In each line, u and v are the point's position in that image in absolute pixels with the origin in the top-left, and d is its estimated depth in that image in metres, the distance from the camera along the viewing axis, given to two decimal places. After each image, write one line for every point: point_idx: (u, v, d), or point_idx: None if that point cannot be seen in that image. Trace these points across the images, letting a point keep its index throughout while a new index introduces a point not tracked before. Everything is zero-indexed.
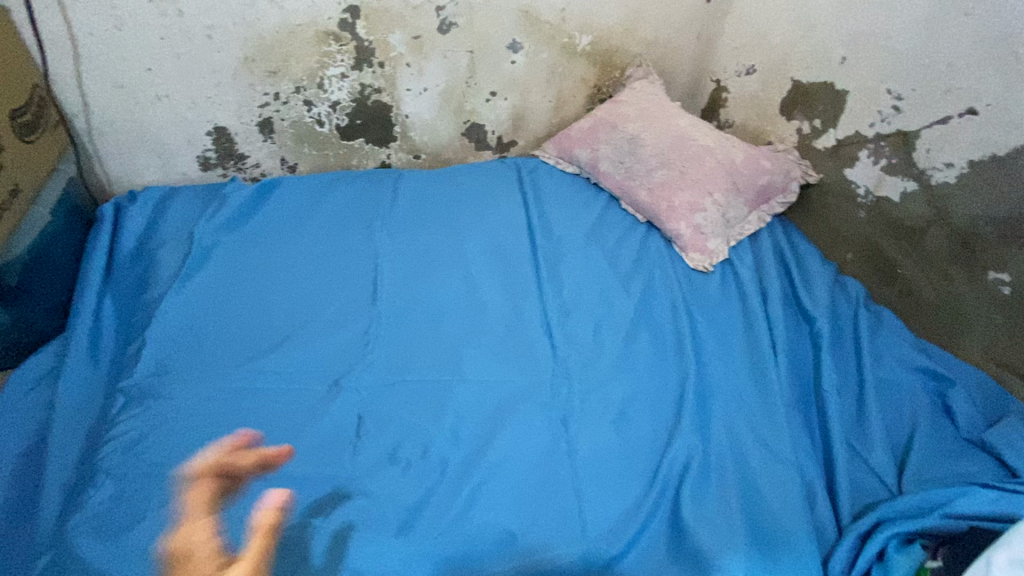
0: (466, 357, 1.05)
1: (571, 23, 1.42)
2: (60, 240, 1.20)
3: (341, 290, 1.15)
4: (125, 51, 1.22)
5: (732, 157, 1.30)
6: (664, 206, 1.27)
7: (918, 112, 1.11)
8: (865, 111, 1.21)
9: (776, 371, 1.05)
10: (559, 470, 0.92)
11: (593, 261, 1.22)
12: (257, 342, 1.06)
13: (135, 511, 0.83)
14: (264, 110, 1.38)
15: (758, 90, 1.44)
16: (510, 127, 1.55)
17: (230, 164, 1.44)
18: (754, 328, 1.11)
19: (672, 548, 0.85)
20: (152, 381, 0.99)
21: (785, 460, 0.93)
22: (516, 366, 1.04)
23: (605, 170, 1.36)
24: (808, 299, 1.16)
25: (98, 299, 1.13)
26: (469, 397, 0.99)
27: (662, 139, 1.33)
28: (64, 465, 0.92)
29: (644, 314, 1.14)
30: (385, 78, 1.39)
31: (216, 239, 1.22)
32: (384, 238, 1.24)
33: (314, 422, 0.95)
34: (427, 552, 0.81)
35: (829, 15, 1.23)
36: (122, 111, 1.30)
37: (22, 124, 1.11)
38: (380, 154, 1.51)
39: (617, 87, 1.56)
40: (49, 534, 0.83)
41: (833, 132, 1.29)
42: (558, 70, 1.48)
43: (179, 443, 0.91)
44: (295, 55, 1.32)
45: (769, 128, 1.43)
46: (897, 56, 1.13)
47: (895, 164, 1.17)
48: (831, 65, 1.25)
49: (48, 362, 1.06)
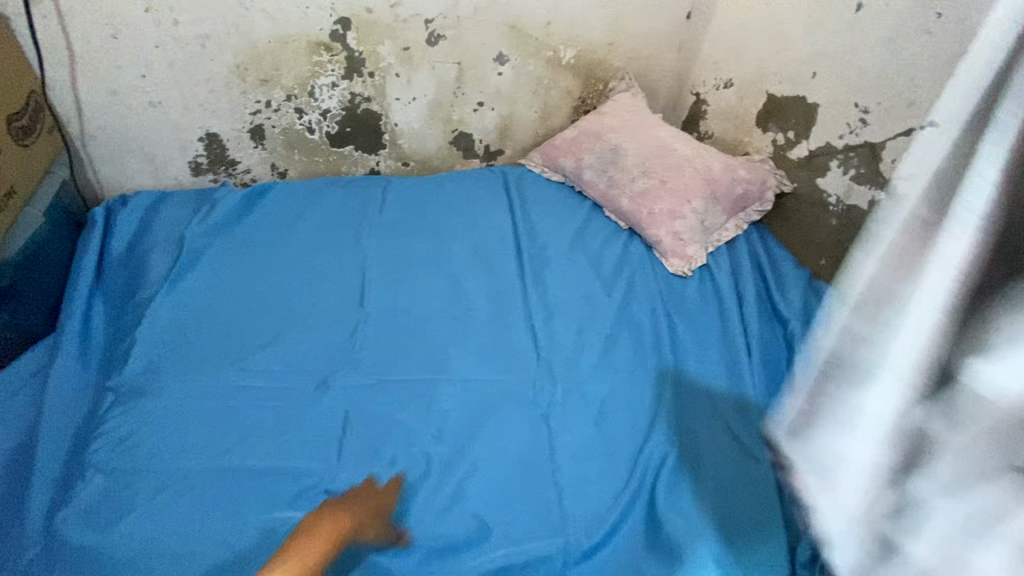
0: (451, 356, 1.08)
1: (556, 37, 1.47)
2: (52, 241, 1.22)
3: (329, 292, 1.17)
4: (121, 58, 1.26)
5: (710, 167, 1.35)
6: (644, 213, 1.31)
7: (883, 125, 1.17)
8: (835, 123, 1.26)
9: (750, 370, 1.08)
10: (540, 465, 0.95)
11: (576, 265, 1.25)
12: (245, 341, 1.08)
13: (125, 504, 0.85)
14: (256, 118, 1.41)
15: (736, 103, 1.49)
16: (497, 136, 1.59)
17: (221, 169, 1.47)
18: (730, 330, 1.15)
19: (649, 538, 0.88)
20: (142, 378, 1.01)
21: (759, 455, 0.96)
22: (499, 365, 1.07)
23: (588, 178, 1.41)
24: (782, 303, 1.21)
25: (88, 300, 1.15)
26: (453, 395, 1.02)
27: (642, 149, 1.38)
28: (51, 460, 0.93)
29: (625, 315, 1.18)
30: (375, 87, 1.43)
31: (206, 242, 1.25)
32: (372, 242, 1.28)
33: (302, 420, 0.97)
34: (411, 544, 0.84)
35: (801, 32, 1.29)
36: (115, 117, 1.33)
37: (19, 128, 1.14)
38: (369, 161, 1.55)
39: (601, 99, 1.61)
40: (38, 527, 0.85)
41: (805, 143, 1.34)
42: (544, 82, 1.53)
43: (167, 438, 0.93)
44: (287, 65, 1.35)
45: (746, 139, 1.49)
46: (863, 72, 1.19)
47: (863, 173, 1.22)
48: (803, 80, 1.31)
49: (38, 360, 1.08)
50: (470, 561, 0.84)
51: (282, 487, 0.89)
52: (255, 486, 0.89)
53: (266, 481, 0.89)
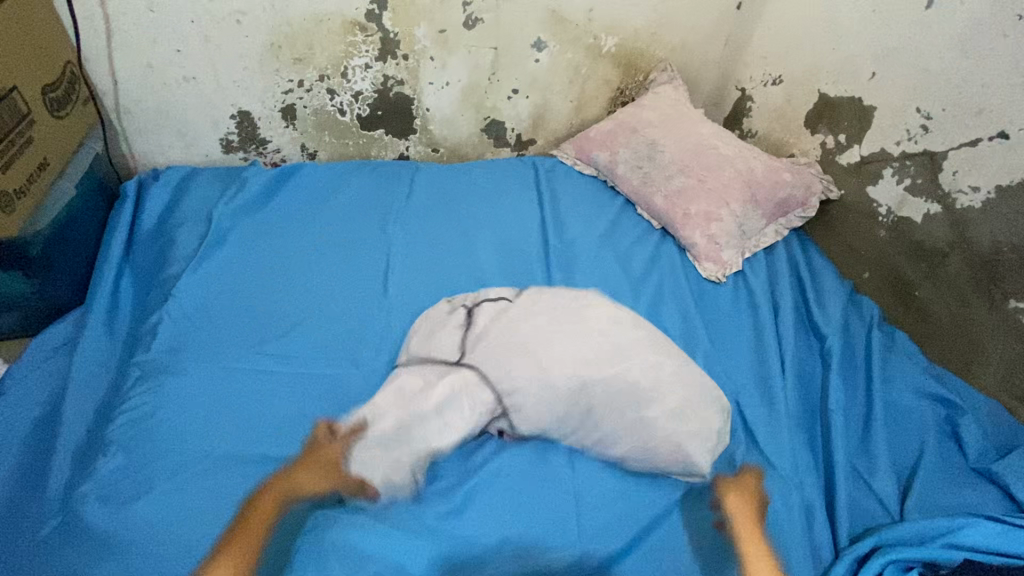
0: (484, 255, 1.24)
1: (596, 25, 1.43)
2: (84, 213, 1.25)
3: (350, 282, 1.17)
4: (157, 32, 1.26)
5: (752, 168, 1.31)
6: (679, 213, 1.28)
7: (945, 134, 1.12)
8: (890, 128, 1.21)
9: (782, 384, 1.05)
10: (560, 471, 0.92)
11: (604, 264, 1.23)
12: (269, 325, 1.09)
13: (142, 483, 0.86)
14: (287, 97, 1.40)
15: (783, 101, 1.43)
16: (529, 126, 1.56)
17: (251, 148, 1.47)
18: (764, 345, 1.11)
19: (667, 557, 0.85)
20: (165, 357, 1.02)
21: (786, 479, 0.92)
22: (513, 273, 1.20)
23: (622, 173, 1.38)
24: (820, 316, 1.17)
25: (117, 275, 1.18)
26: (485, 255, 1.24)
27: (681, 146, 1.35)
28: (77, 431, 0.96)
29: (652, 320, 1.14)
30: (408, 70, 1.40)
31: (235, 220, 1.26)
32: (397, 230, 1.27)
33: (317, 406, 0.98)
34: (426, 543, 0.82)
35: (859, 30, 1.23)
36: (148, 91, 1.34)
37: (53, 99, 1.16)
38: (399, 146, 1.53)
39: (640, 90, 1.57)
40: (58, 502, 0.87)
41: (857, 147, 1.29)
42: (581, 69, 1.49)
43: (186, 420, 0.94)
44: (319, 45, 1.34)
45: (792, 140, 1.43)
46: (929, 74, 1.12)
47: (918, 184, 1.17)
48: (861, 80, 1.25)
49: (68, 332, 1.12)
50: (480, 562, 0.82)
51: (298, 479, 0.89)
52: (269, 478, 0.88)
53: (283, 468, 0.90)
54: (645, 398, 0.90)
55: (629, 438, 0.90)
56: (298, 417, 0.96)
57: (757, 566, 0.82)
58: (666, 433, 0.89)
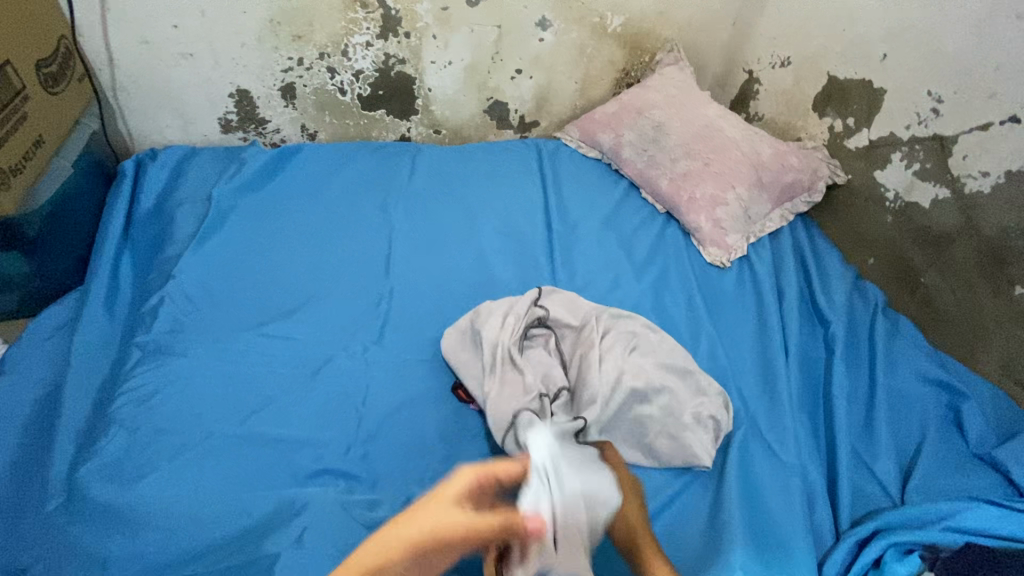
0: (488, 238, 1.23)
1: (602, 4, 1.40)
2: (81, 193, 1.23)
3: (352, 264, 1.16)
4: (153, 7, 1.23)
5: (758, 151, 1.30)
6: (684, 197, 1.27)
7: (956, 117, 1.10)
8: (900, 112, 1.19)
9: (786, 370, 1.04)
10: None
11: (608, 248, 1.22)
12: (271, 307, 1.08)
13: (146, 462, 0.86)
14: (287, 75, 1.38)
15: (791, 83, 1.41)
16: (533, 107, 1.54)
17: (250, 128, 1.45)
18: (768, 330, 1.10)
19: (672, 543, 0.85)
20: (168, 338, 1.01)
21: (788, 465, 0.92)
22: (517, 257, 1.19)
23: (627, 156, 1.37)
24: (825, 302, 1.16)
25: (116, 255, 1.17)
26: (489, 237, 1.23)
27: (687, 129, 1.33)
28: (77, 412, 0.95)
29: (657, 304, 1.13)
30: (410, 49, 1.38)
31: (235, 201, 1.25)
32: (400, 212, 1.26)
33: (319, 388, 0.97)
34: None
35: (871, 10, 1.20)
36: (145, 68, 1.31)
37: (47, 75, 1.13)
38: (401, 127, 1.51)
39: (645, 72, 1.54)
40: (61, 481, 0.86)
41: (865, 131, 1.27)
42: (586, 50, 1.46)
43: (189, 402, 0.93)
44: (319, 21, 1.31)
45: (799, 123, 1.42)
46: (941, 56, 1.10)
47: (928, 169, 1.15)
48: (871, 63, 1.22)
49: (69, 312, 1.12)
50: None
51: (302, 460, 0.89)
52: (275, 459, 0.88)
53: (286, 450, 0.89)
54: (640, 396, 0.91)
55: (630, 439, 0.91)
56: (301, 399, 0.95)
57: (758, 550, 0.82)
58: (662, 426, 0.91)
